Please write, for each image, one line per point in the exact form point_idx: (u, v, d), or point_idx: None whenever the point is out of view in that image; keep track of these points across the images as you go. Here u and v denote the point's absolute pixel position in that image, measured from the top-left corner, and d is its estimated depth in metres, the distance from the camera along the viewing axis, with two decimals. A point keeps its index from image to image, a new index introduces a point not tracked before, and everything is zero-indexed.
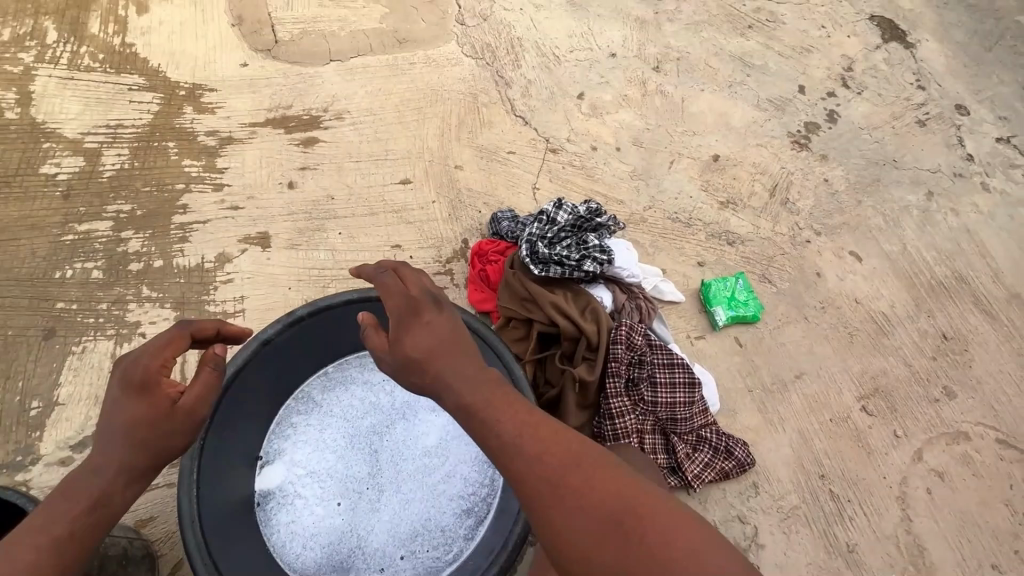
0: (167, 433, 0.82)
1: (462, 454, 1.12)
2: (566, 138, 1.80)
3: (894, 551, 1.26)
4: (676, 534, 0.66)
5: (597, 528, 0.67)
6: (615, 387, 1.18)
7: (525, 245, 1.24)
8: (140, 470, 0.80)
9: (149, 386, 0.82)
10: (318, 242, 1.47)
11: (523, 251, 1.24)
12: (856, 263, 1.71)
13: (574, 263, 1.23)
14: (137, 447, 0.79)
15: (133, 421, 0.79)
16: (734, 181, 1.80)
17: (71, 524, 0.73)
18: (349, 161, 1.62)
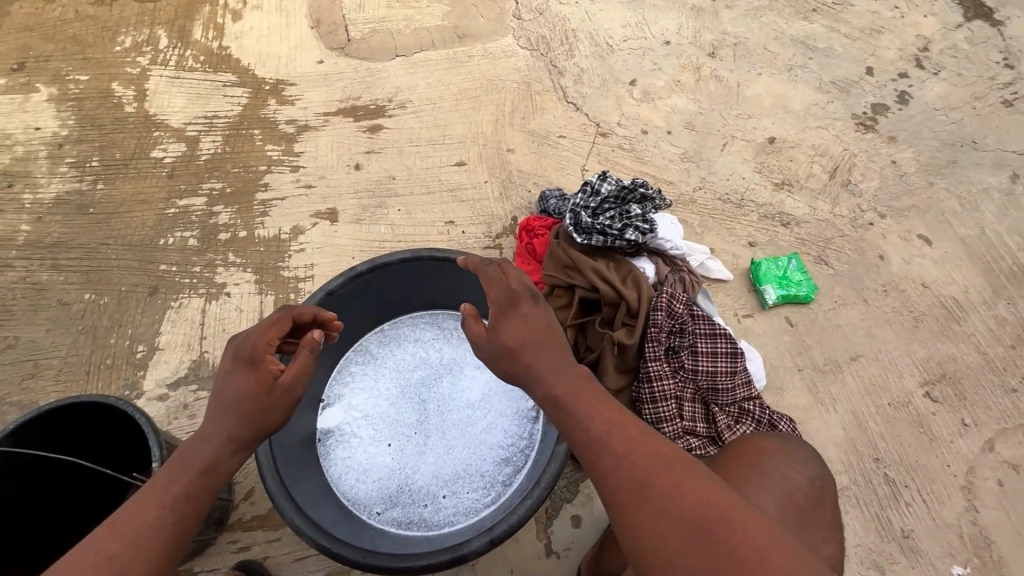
0: (269, 405, 0.87)
1: (503, 409, 1.19)
2: (617, 123, 1.84)
3: (956, 541, 1.19)
4: (776, 552, 0.65)
5: (691, 533, 0.67)
6: (654, 352, 1.21)
7: (569, 215, 1.30)
8: (246, 440, 0.85)
9: (256, 362, 0.89)
10: (380, 217, 1.60)
11: (568, 220, 1.30)
12: (926, 246, 1.62)
13: (617, 231, 1.27)
14: (245, 419, 0.85)
15: (240, 396, 0.85)
16: (791, 163, 1.76)
17: (185, 487, 0.78)
18: (410, 146, 1.75)
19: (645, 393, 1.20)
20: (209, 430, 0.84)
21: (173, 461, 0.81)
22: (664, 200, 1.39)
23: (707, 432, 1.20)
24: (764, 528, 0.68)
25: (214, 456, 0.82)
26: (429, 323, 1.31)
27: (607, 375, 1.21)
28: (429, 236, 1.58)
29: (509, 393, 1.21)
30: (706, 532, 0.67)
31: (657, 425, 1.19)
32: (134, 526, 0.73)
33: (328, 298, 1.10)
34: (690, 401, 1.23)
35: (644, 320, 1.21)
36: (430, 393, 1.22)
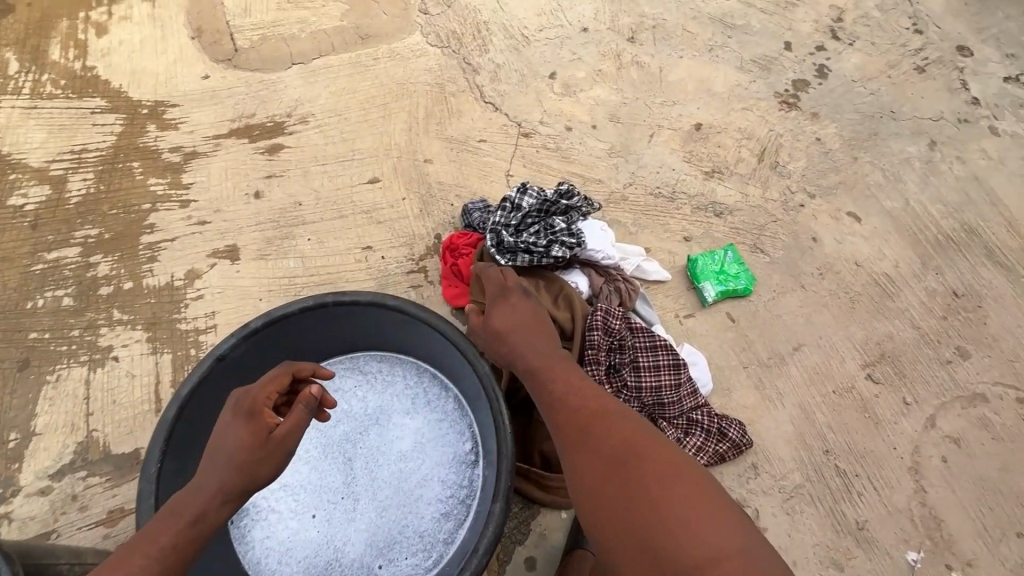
0: (262, 458, 0.85)
1: (439, 457, 1.10)
2: (539, 121, 1.73)
3: (908, 526, 1.18)
4: (689, 510, 0.74)
5: (620, 480, 0.79)
6: (593, 374, 1.15)
7: (490, 236, 1.20)
8: (232, 495, 0.83)
9: (255, 413, 0.89)
10: (287, 250, 1.45)
11: (489, 242, 1.20)
12: (855, 223, 1.62)
13: (542, 249, 1.18)
14: (239, 471, 0.84)
15: (234, 449, 0.84)
16: (719, 149, 1.71)
17: (173, 538, 0.78)
18: (316, 165, 1.59)
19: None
20: (202, 480, 0.83)
21: (164, 508, 0.81)
22: (590, 207, 1.31)
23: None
24: (693, 482, 0.77)
25: (206, 505, 0.81)
26: (350, 369, 1.18)
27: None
28: (344, 265, 1.44)
29: (444, 438, 1.12)
30: (632, 481, 0.78)
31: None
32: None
33: (219, 364, 0.96)
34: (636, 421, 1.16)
35: (578, 342, 1.13)
36: (356, 449, 1.11)
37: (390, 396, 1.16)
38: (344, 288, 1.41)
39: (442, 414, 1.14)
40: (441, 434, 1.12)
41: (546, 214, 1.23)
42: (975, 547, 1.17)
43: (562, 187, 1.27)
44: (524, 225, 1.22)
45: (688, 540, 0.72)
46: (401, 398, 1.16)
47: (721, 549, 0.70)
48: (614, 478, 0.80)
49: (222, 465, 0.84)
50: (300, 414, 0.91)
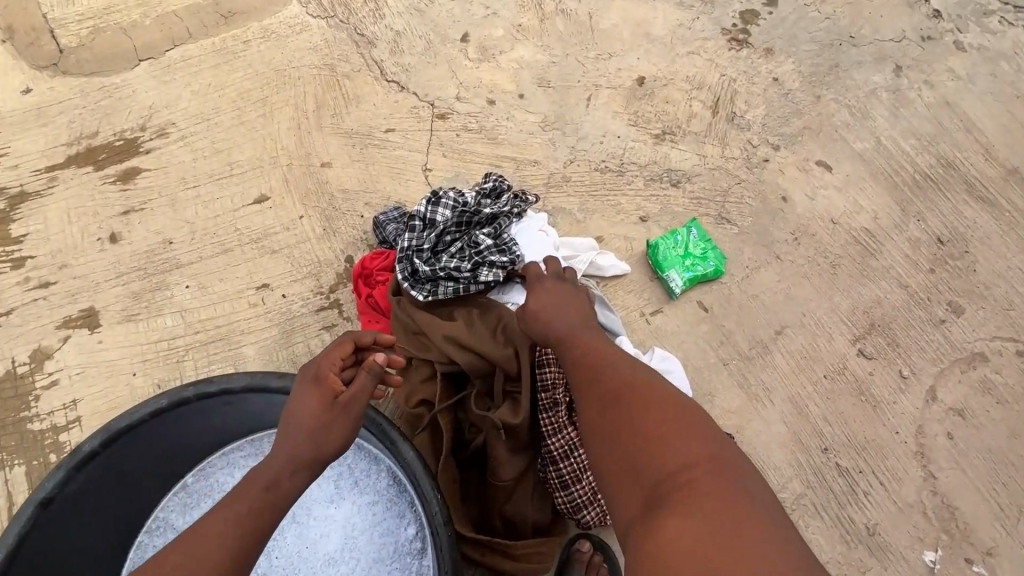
0: (334, 424, 0.75)
1: (377, 551, 0.88)
2: (455, 96, 1.45)
3: (920, 521, 1.06)
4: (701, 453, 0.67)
5: (614, 413, 0.74)
6: (553, 422, 0.93)
7: (400, 267, 0.97)
8: (305, 461, 0.73)
9: (320, 380, 0.79)
10: (161, 305, 1.16)
11: (400, 274, 0.97)
12: (826, 174, 1.43)
13: (467, 274, 0.96)
14: (309, 442, 0.73)
15: (304, 416, 0.74)
16: (667, 106, 1.48)
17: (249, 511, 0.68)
18: (185, 188, 1.29)
19: (554, 477, 0.93)
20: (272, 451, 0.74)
21: (226, 493, 0.70)
22: (525, 203, 1.06)
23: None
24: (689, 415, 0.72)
25: (275, 478, 0.71)
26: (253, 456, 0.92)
27: (502, 466, 0.92)
28: (236, 313, 1.17)
29: (381, 526, 0.90)
30: (626, 413, 0.73)
31: (577, 511, 0.94)
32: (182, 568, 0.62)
33: (49, 507, 0.74)
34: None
35: (529, 385, 0.91)
36: (273, 558, 0.89)
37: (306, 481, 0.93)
38: (239, 342, 1.14)
39: (374, 495, 0.92)
40: (375, 522, 0.90)
41: (468, 226, 0.99)
42: (993, 533, 1.06)
43: (485, 187, 1.03)
44: (442, 245, 0.98)
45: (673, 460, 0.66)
46: (321, 481, 0.93)
47: (706, 473, 0.65)
48: (609, 412, 0.75)
49: (298, 431, 0.74)
50: (370, 378, 0.79)
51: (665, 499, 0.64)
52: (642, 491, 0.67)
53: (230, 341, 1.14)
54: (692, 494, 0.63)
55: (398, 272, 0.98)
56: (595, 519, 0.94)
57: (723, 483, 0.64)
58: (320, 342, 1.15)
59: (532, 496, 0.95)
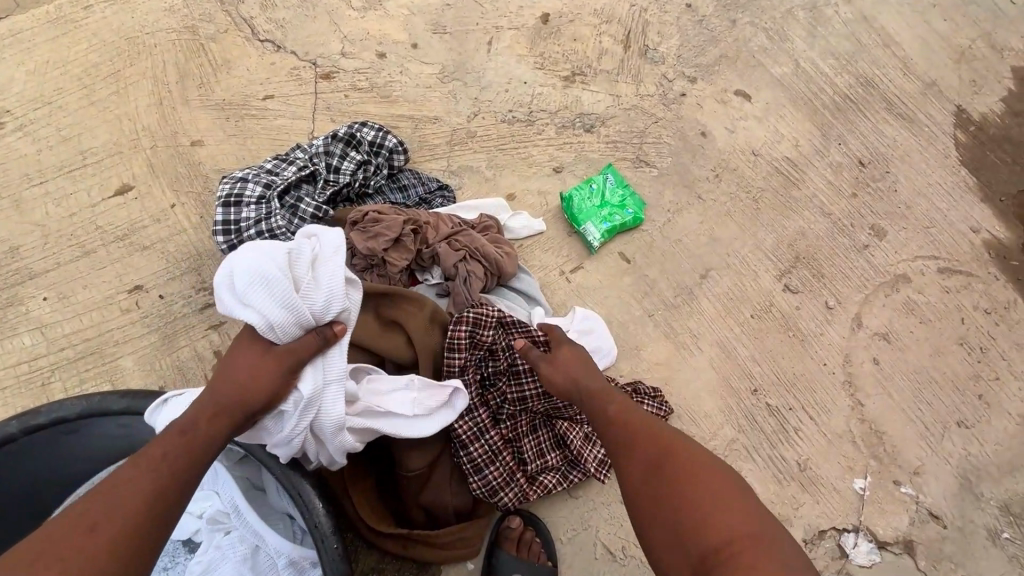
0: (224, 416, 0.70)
1: None
2: (340, 52, 1.29)
3: (849, 450, 1.06)
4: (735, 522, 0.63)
5: (673, 485, 0.68)
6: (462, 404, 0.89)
7: (221, 237, 0.96)
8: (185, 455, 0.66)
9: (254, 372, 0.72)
10: (16, 323, 1.02)
11: (222, 244, 0.96)
12: (745, 104, 1.36)
13: (287, 220, 0.97)
14: (240, 392, 0.71)
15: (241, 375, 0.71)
16: (575, 44, 1.36)
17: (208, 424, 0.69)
18: (30, 187, 1.12)
19: (468, 460, 0.89)
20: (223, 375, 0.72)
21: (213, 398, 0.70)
22: (382, 128, 1.15)
23: (561, 458, 0.94)
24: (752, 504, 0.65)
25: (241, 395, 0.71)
26: None
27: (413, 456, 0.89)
28: (107, 322, 1.03)
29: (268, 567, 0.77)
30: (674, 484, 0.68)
31: (494, 494, 0.89)
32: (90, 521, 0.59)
33: None
34: (530, 438, 0.92)
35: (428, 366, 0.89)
36: None
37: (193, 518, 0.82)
38: (114, 355, 1.02)
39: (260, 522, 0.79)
40: (262, 565, 0.79)
41: (295, 165, 1.03)
42: (919, 452, 1.06)
43: (285, 152, 1.07)
44: (257, 204, 0.97)
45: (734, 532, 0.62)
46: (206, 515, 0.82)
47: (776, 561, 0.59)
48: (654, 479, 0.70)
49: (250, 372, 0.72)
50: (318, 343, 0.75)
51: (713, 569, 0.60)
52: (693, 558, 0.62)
53: (103, 355, 1.02)
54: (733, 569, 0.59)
55: (217, 243, 0.96)
56: (514, 500, 0.90)
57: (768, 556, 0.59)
58: (208, 342, 1.03)
59: (450, 482, 0.90)
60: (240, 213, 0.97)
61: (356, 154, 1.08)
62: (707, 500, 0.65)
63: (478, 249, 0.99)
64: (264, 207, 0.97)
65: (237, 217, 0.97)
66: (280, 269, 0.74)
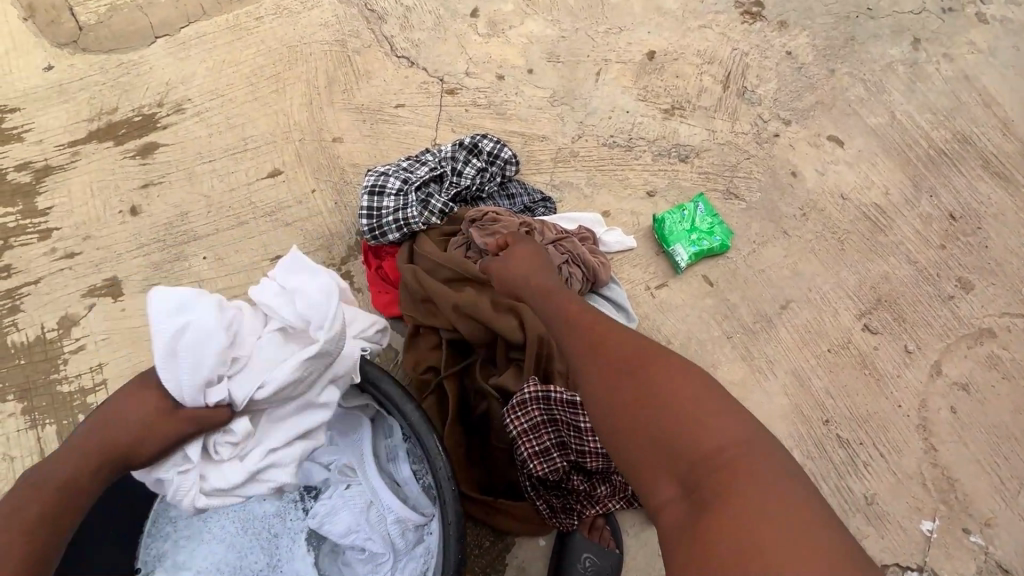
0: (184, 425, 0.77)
1: (377, 545, 0.88)
2: (465, 71, 1.45)
3: (920, 492, 1.07)
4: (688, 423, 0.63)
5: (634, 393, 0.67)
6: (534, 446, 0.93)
7: (365, 220, 1.11)
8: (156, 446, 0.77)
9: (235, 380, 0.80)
10: (180, 275, 1.21)
11: (365, 228, 1.11)
12: (837, 149, 1.42)
13: (419, 209, 1.11)
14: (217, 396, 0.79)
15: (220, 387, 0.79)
16: (677, 81, 1.47)
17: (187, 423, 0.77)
18: (201, 163, 1.32)
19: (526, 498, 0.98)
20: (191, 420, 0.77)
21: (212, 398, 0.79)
22: (499, 141, 1.28)
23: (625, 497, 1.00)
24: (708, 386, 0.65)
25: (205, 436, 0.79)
26: None
27: (499, 440, 1.02)
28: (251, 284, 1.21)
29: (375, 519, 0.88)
30: (651, 399, 0.65)
31: (553, 516, 0.97)
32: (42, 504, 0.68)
33: None
34: (594, 480, 0.98)
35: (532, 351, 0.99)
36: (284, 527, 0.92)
37: (324, 468, 0.94)
38: None
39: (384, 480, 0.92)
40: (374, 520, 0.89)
41: (427, 166, 1.18)
42: (992, 504, 1.07)
43: (416, 154, 1.22)
44: (395, 195, 1.12)
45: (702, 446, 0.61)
46: (334, 467, 0.93)
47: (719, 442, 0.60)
48: (618, 382, 0.68)
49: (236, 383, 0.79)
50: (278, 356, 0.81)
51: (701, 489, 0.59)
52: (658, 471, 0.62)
53: None
54: (722, 487, 0.57)
55: (362, 226, 1.10)
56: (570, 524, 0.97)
57: (762, 454, 0.60)
58: None
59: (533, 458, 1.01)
60: (379, 202, 1.12)
61: (476, 161, 1.22)
62: (662, 411, 0.64)
63: (581, 258, 1.10)
64: (401, 198, 1.12)
65: (379, 205, 1.11)
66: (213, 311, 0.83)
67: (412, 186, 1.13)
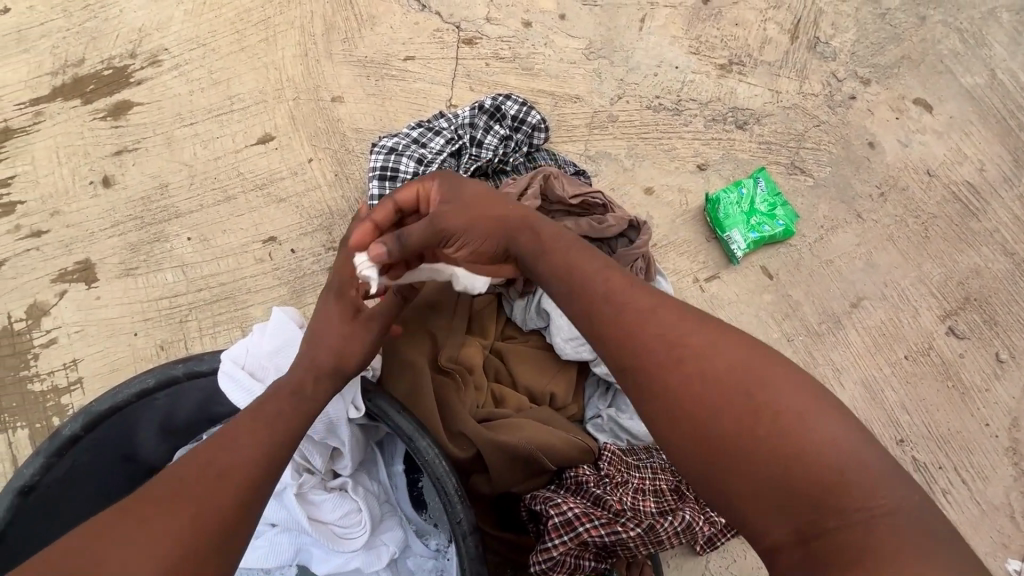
0: None
1: None
2: (485, 16, 1.23)
3: (1003, 526, 0.95)
4: (812, 458, 0.48)
5: (743, 427, 0.51)
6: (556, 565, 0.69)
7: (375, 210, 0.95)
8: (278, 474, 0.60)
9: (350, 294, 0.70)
10: (160, 258, 1.06)
11: None
12: (924, 114, 1.20)
13: None
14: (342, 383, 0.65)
15: (324, 328, 0.67)
16: (736, 30, 1.24)
17: None
18: (181, 126, 1.14)
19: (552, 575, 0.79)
20: (315, 337, 0.67)
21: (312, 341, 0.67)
22: (525, 103, 1.09)
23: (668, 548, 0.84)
24: (817, 402, 0.51)
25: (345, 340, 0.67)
26: None
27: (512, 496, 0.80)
28: (242, 269, 1.06)
29: (383, 557, 0.76)
30: (765, 434, 0.50)
31: None
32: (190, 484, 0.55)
33: (31, 496, 0.65)
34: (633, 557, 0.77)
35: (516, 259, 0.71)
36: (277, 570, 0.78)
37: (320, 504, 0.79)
38: (245, 303, 1.04)
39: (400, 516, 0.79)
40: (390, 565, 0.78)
41: (442, 137, 1.00)
42: None
43: (428, 119, 1.04)
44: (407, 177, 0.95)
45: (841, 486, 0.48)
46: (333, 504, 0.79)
47: (846, 475, 0.48)
48: (721, 407, 0.52)
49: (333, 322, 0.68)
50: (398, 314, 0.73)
51: (838, 542, 0.47)
52: (790, 519, 0.49)
53: (236, 301, 1.04)
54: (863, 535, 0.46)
55: None
56: None
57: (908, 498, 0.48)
58: None
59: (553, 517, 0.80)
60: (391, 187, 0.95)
61: (499, 128, 1.03)
62: (781, 446, 0.49)
63: (640, 250, 0.90)
64: None
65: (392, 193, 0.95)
66: (236, 372, 0.68)
67: (428, 166, 0.96)
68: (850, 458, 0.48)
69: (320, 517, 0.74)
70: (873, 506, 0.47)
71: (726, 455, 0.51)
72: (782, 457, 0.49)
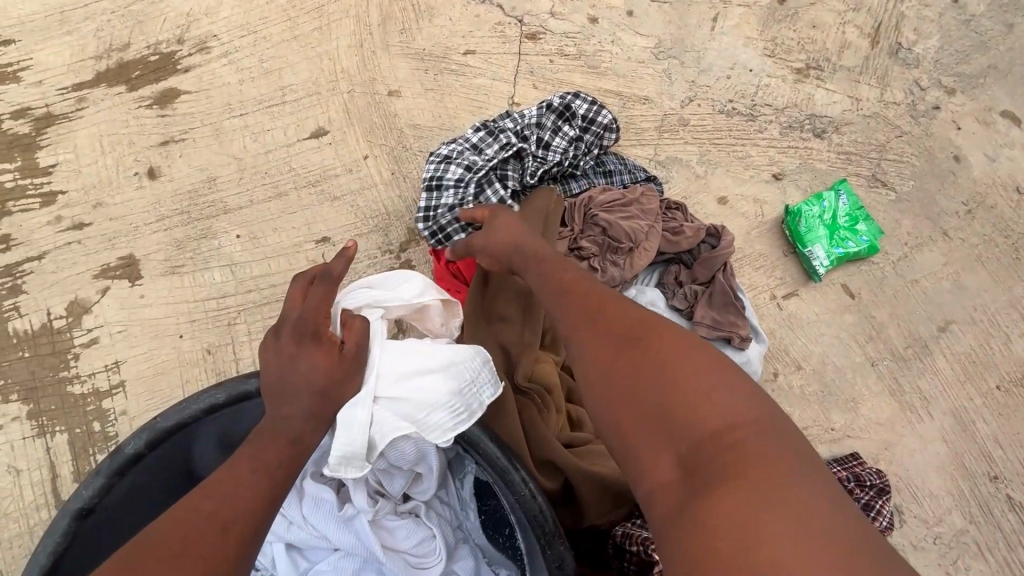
0: None
1: None
2: (550, 10, 1.16)
3: None
4: (687, 390, 0.48)
5: (639, 371, 0.50)
6: None
7: (422, 220, 0.91)
8: None
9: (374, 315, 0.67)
10: (207, 256, 1.00)
11: (422, 230, 0.91)
12: (1013, 127, 1.13)
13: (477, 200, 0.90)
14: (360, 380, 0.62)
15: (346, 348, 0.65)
16: (814, 32, 1.17)
17: None
18: (230, 117, 1.08)
19: None
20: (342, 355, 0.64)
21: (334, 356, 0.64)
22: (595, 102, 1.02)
23: None
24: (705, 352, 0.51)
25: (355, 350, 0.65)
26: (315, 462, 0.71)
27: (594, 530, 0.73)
28: (293, 271, 1.00)
29: None
30: (651, 367, 0.50)
31: None
32: (223, 520, 0.49)
33: (90, 520, 0.58)
34: None
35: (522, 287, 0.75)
36: None
37: None
38: None
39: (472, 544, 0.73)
40: None
41: (500, 141, 0.94)
42: None
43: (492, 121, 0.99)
44: (455, 186, 0.91)
45: (716, 419, 0.46)
46: None
47: (724, 410, 0.46)
48: (611, 347, 0.53)
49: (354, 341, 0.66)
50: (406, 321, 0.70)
51: (711, 467, 0.44)
52: (663, 450, 0.47)
53: None
54: (737, 459, 0.43)
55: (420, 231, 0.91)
56: None
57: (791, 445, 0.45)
58: None
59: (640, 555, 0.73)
60: (439, 198, 0.92)
61: (568, 129, 0.96)
62: (662, 384, 0.49)
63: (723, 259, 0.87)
64: (462, 191, 0.91)
65: (437, 203, 0.91)
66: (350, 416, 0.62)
67: (476, 173, 0.91)
68: (731, 398, 0.47)
69: (395, 546, 0.69)
70: (742, 437, 0.45)
71: (621, 400, 0.51)
72: (666, 390, 0.48)
